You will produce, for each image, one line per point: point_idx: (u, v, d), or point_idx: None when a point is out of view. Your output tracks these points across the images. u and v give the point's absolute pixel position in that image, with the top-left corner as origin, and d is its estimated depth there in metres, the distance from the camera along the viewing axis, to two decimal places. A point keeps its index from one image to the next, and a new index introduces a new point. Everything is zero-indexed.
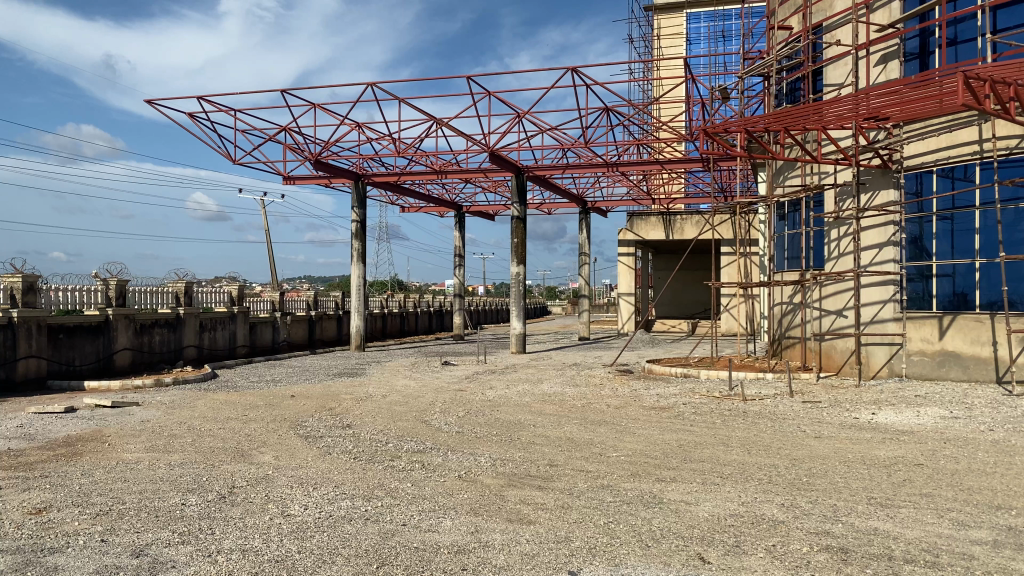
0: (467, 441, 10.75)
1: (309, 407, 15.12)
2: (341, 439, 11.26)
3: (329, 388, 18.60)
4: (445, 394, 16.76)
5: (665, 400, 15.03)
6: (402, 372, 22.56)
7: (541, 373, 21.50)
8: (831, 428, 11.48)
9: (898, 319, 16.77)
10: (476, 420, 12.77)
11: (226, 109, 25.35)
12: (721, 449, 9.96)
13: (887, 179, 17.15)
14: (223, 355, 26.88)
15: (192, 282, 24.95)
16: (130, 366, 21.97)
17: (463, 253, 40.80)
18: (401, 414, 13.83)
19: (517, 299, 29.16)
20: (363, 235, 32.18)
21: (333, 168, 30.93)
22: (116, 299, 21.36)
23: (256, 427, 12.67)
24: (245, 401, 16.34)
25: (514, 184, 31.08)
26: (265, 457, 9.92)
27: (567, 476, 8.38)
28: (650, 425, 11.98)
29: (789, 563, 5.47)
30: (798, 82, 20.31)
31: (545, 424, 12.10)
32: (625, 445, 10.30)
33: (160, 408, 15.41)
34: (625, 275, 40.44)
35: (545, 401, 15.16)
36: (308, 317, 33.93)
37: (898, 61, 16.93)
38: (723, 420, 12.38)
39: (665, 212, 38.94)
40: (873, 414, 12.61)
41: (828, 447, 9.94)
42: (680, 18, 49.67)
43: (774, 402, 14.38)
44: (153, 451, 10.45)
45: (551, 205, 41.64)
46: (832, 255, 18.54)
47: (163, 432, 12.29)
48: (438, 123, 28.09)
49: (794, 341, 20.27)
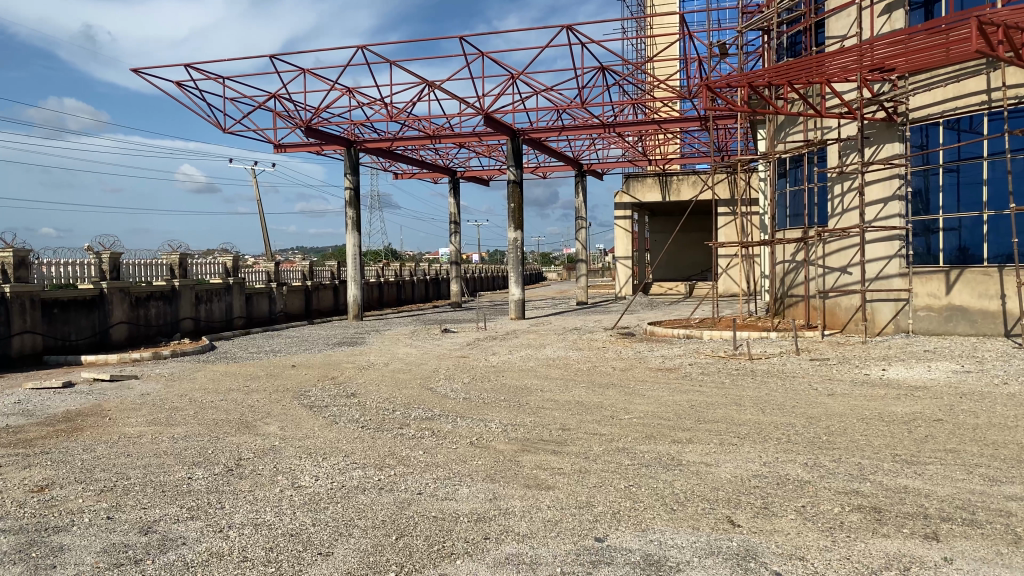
0: (476, 407, 10.57)
1: (311, 376, 14.92)
2: (346, 407, 11.06)
3: (329, 358, 18.40)
4: (448, 361, 16.57)
5: (671, 362, 14.86)
6: (402, 340, 22.32)
7: (542, 337, 21.29)
8: (843, 385, 11.33)
9: (905, 274, 16.57)
10: (482, 385, 12.60)
11: (214, 78, 24.87)
12: (735, 408, 9.79)
13: (892, 133, 16.81)
14: (220, 327, 26.63)
15: (187, 253, 24.61)
16: (127, 340, 21.72)
17: (458, 219, 40.42)
18: (405, 381, 13.63)
19: (515, 265, 28.92)
20: (357, 203, 31.79)
21: (324, 135, 30.43)
22: (110, 272, 21.26)
23: (259, 397, 12.46)
24: (246, 372, 16.11)
25: (509, 148, 30.64)
26: (271, 428, 9.73)
27: (582, 440, 8.19)
28: (659, 386, 11.83)
29: (823, 524, 5.31)
30: (799, 35, 19.84)
31: (553, 388, 11.93)
32: (636, 407, 10.12)
33: (160, 381, 15.20)
34: (622, 239, 40.20)
35: (550, 366, 14.96)
36: (304, 288, 33.62)
37: (902, 10, 16.51)
38: (733, 380, 12.23)
39: (661, 173, 38.54)
40: (883, 371, 12.45)
41: (843, 405, 9.79)
42: None
43: (782, 361, 14.24)
44: (154, 424, 10.24)
45: (546, 168, 41.19)
46: (836, 211, 18.26)
47: (164, 405, 12.07)
48: (430, 86, 27.59)
49: (797, 300, 20.10)
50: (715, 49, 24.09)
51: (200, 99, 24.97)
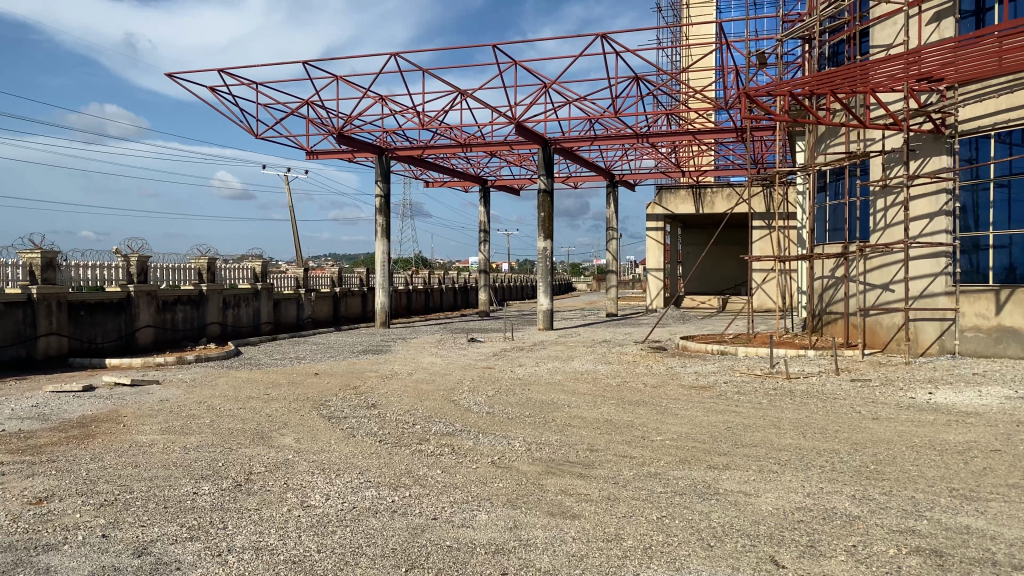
0: (500, 422, 10.12)
1: (333, 385, 14.58)
2: (366, 419, 10.67)
3: (352, 366, 18.05)
4: (473, 372, 16.13)
5: (704, 380, 14.30)
6: (428, 349, 21.93)
7: (571, 350, 20.78)
8: (888, 409, 10.71)
9: (951, 292, 15.86)
10: (507, 400, 12.15)
11: (248, 83, 24.86)
12: (774, 432, 9.23)
13: (939, 146, 16.14)
14: (247, 332, 26.51)
15: (215, 258, 24.50)
16: (152, 344, 21.61)
17: (488, 228, 40.08)
18: (428, 393, 13.22)
19: (543, 275, 28.47)
20: (387, 210, 31.58)
21: (355, 141, 30.27)
22: (137, 276, 21.15)
23: (278, 406, 12.13)
24: (268, 379, 15.82)
25: (541, 157, 30.23)
26: (286, 440, 9.36)
27: (611, 463, 7.70)
28: (693, 405, 11.28)
29: (878, 569, 4.77)
30: (842, 45, 19.22)
31: (580, 405, 11.44)
32: (668, 427, 9.60)
33: (181, 387, 14.95)
34: (654, 251, 39.57)
35: (578, 380, 14.46)
36: (333, 294, 33.47)
37: (952, 18, 15.86)
38: (770, 400, 11.66)
39: (695, 185, 37.90)
40: (930, 394, 11.79)
41: (890, 430, 9.20)
42: None
43: (821, 381, 13.60)
44: (168, 433, 9.92)
45: (578, 178, 40.75)
46: (879, 226, 17.58)
47: (181, 412, 11.78)
48: (462, 94, 27.31)
49: (836, 317, 19.41)
50: (754, 58, 23.50)
51: (233, 104, 24.94)
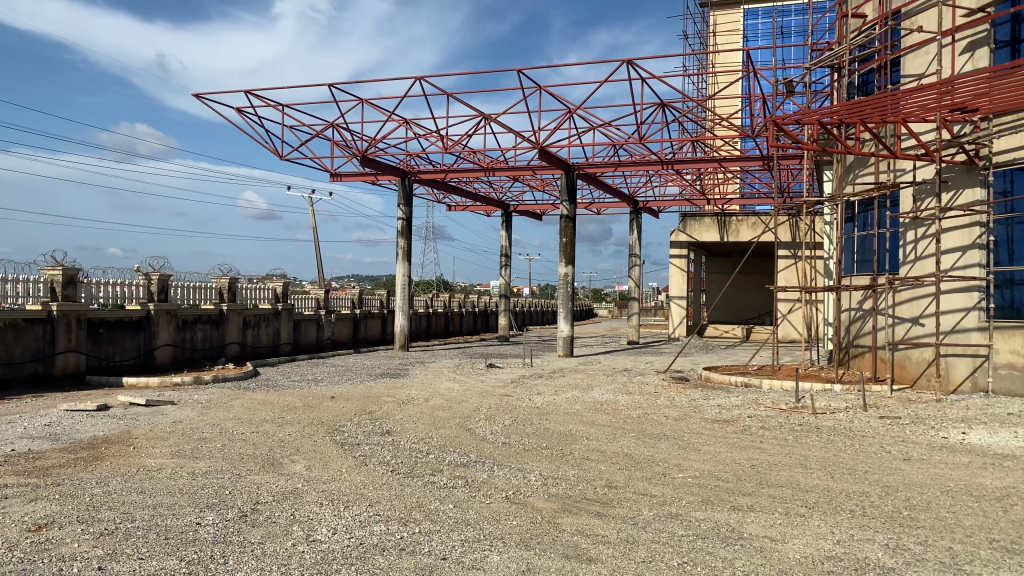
0: (516, 454, 9.85)
1: (348, 410, 14.35)
2: (379, 447, 10.43)
3: (370, 390, 17.82)
4: (491, 400, 15.84)
5: (727, 413, 13.92)
6: (446, 374, 21.67)
7: (591, 379, 20.44)
8: (919, 449, 10.31)
9: (984, 328, 15.41)
10: (524, 430, 11.85)
11: (273, 105, 24.87)
12: (801, 471, 8.87)
13: (972, 177, 15.75)
14: (266, 352, 26.42)
15: (237, 278, 24.47)
16: (171, 363, 21.56)
17: (509, 252, 39.93)
18: (443, 420, 12.95)
19: (565, 301, 28.19)
20: (408, 233, 31.53)
21: (379, 164, 30.31)
22: (158, 294, 21.12)
23: (291, 431, 11.92)
24: (283, 402, 15.61)
25: (564, 183, 30.08)
26: (297, 468, 9.13)
27: (630, 501, 7.41)
28: (716, 441, 10.92)
29: None
30: (872, 74, 18.94)
31: (600, 437, 11.14)
32: (691, 464, 9.26)
33: (196, 408, 14.79)
34: (677, 278, 39.19)
35: (597, 411, 14.12)
36: (353, 316, 33.40)
37: (987, 48, 15.55)
38: (796, 437, 11.29)
39: (719, 213, 37.58)
40: (963, 434, 11.35)
41: (922, 472, 8.81)
42: (736, 14, 48.35)
43: (849, 417, 13.18)
44: (178, 457, 9.74)
45: (601, 204, 40.57)
46: (909, 258, 17.18)
47: (193, 435, 11.61)
48: (487, 118, 27.30)
49: (864, 350, 18.96)
50: (781, 87, 23.28)
51: (258, 126, 25.20)
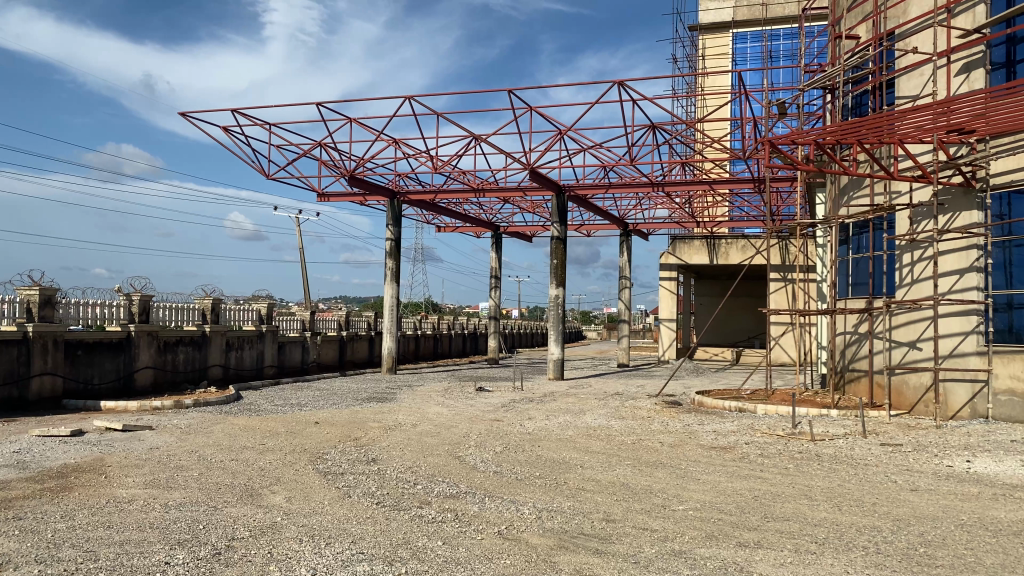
0: (508, 484, 9.42)
1: (332, 436, 13.86)
2: (364, 476, 9.96)
3: (356, 415, 17.30)
4: (481, 425, 15.37)
5: (724, 440, 13.52)
6: (434, 398, 21.18)
7: (583, 403, 19.99)
8: (926, 478, 9.95)
9: (983, 352, 15.13)
10: (515, 457, 11.40)
11: (261, 123, 25.03)
12: (806, 503, 8.46)
13: (969, 200, 15.53)
14: (249, 375, 25.86)
15: (220, 299, 23.95)
16: (151, 386, 20.99)
17: (498, 273, 39.58)
18: (431, 447, 12.48)
19: (555, 323, 27.80)
20: (397, 254, 31.14)
21: (368, 184, 29.99)
22: (139, 315, 20.58)
23: (272, 459, 11.44)
24: (265, 427, 15.09)
25: (555, 205, 29.83)
26: (276, 499, 8.66)
27: (630, 537, 6.99)
28: (715, 470, 10.53)
29: None
30: (865, 95, 18.75)
31: (594, 465, 10.71)
32: (690, 495, 8.85)
33: (175, 433, 14.28)
34: (667, 301, 38.95)
35: (590, 437, 13.67)
36: (339, 338, 32.87)
37: (982, 69, 15.36)
38: (797, 465, 10.93)
39: (709, 235, 37.39)
40: (969, 463, 10.98)
41: (933, 504, 8.41)
42: (725, 39, 48.62)
43: (850, 445, 12.80)
44: (151, 487, 9.25)
45: (591, 226, 40.35)
46: (905, 281, 16.92)
47: (169, 462, 11.11)
48: (477, 139, 27.10)
49: (860, 375, 18.67)
50: (774, 109, 23.13)
51: (245, 145, 25.07)
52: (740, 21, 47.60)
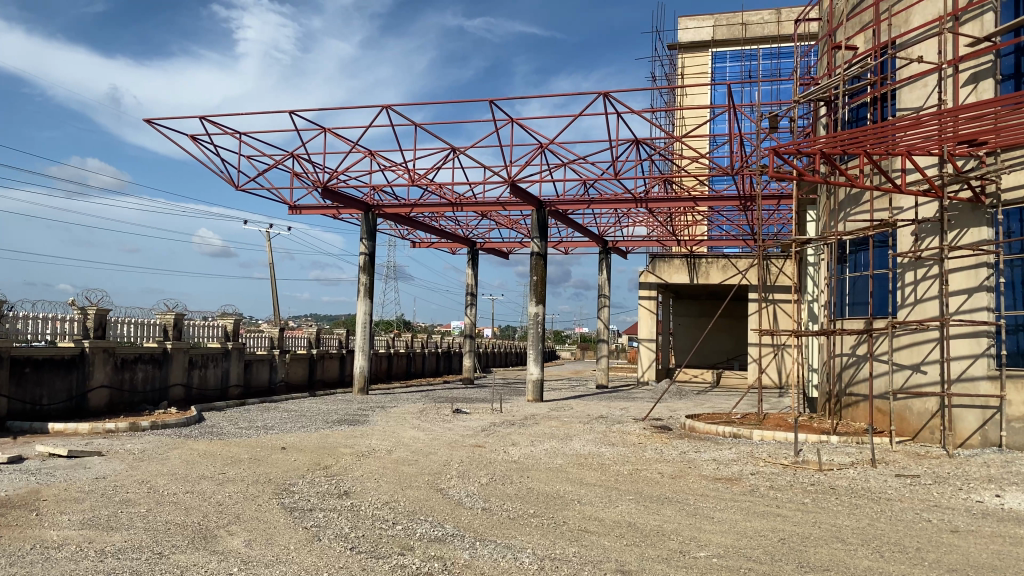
0: (500, 524, 8.31)
1: (300, 464, 12.64)
2: (336, 514, 8.77)
3: (326, 440, 16.05)
4: (461, 452, 14.21)
5: (727, 470, 12.49)
6: (409, 421, 19.92)
7: (568, 427, 18.88)
8: (963, 517, 8.99)
9: (994, 377, 14.35)
10: (504, 491, 10.31)
11: (230, 133, 24.65)
12: (842, 548, 7.46)
13: (977, 216, 14.79)
14: (213, 396, 24.43)
15: (183, 314, 22.58)
16: (106, 407, 19.55)
17: (474, 291, 38.48)
18: (410, 477, 11.35)
19: (535, 343, 26.71)
20: (371, 269, 29.96)
21: (341, 197, 28.80)
22: (94, 330, 19.13)
23: (233, 491, 10.22)
24: (227, 454, 13.81)
25: (535, 220, 28.87)
26: (235, 543, 7.46)
27: None
28: (728, 506, 9.50)
29: None
30: (864, 108, 17.95)
31: (594, 501, 9.63)
32: (709, 538, 7.81)
33: (126, 460, 12.97)
34: (647, 320, 38.08)
35: (583, 466, 12.60)
36: (309, 356, 31.49)
37: (991, 80, 14.67)
38: (815, 501, 9.94)
39: (689, 254, 36.62)
40: (999, 498, 10.08)
41: (984, 550, 7.44)
42: (704, 57, 48.17)
43: (864, 476, 11.85)
44: (88, 527, 8.00)
45: (569, 243, 39.45)
46: (907, 301, 16.13)
47: (114, 496, 9.82)
48: (456, 151, 26.09)
49: (859, 400, 17.81)
50: (764, 124, 22.50)
51: (215, 154, 24.70)
52: (719, 40, 47.43)
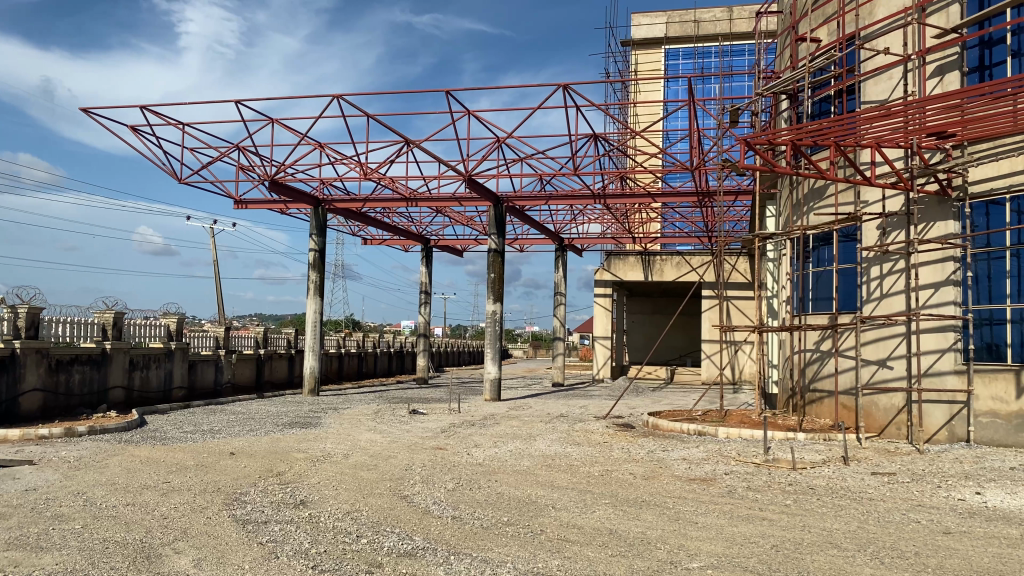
0: (473, 535, 7.72)
1: (250, 471, 11.83)
2: (293, 527, 8.08)
3: (277, 444, 15.21)
4: (422, 455, 13.55)
5: (699, 470, 12.08)
6: (364, 424, 19.09)
7: (529, 427, 18.29)
8: (952, 517, 8.68)
9: (961, 371, 14.21)
10: (472, 497, 9.71)
11: (172, 124, 23.06)
12: (839, 555, 7.04)
13: (944, 209, 14.67)
14: (155, 398, 23.28)
15: (124, 312, 21.41)
16: (39, 412, 18.36)
17: (428, 289, 37.71)
18: (370, 484, 10.67)
19: (493, 341, 26.07)
20: (321, 266, 29.00)
21: (289, 190, 27.76)
22: (26, 330, 17.95)
23: (180, 503, 9.41)
24: (171, 461, 12.93)
25: (491, 216, 28.23)
26: (181, 563, 6.71)
27: None
28: (710, 510, 9.03)
29: None
30: (828, 101, 17.82)
31: (570, 506, 9.09)
32: (698, 547, 7.32)
33: (59, 469, 12.00)
34: (602, 318, 37.79)
35: (551, 468, 12.04)
36: (256, 356, 30.36)
37: (957, 72, 14.57)
38: (798, 502, 9.57)
39: (644, 251, 36.43)
40: (980, 496, 9.82)
41: (985, 553, 7.11)
42: (657, 55, 48.17)
43: (841, 475, 11.53)
44: (14, 548, 7.15)
45: (524, 240, 38.92)
46: (872, 296, 15.98)
47: (46, 510, 8.94)
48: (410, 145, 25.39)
49: (823, 396, 17.64)
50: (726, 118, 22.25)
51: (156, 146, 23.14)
52: (672, 38, 47.50)
